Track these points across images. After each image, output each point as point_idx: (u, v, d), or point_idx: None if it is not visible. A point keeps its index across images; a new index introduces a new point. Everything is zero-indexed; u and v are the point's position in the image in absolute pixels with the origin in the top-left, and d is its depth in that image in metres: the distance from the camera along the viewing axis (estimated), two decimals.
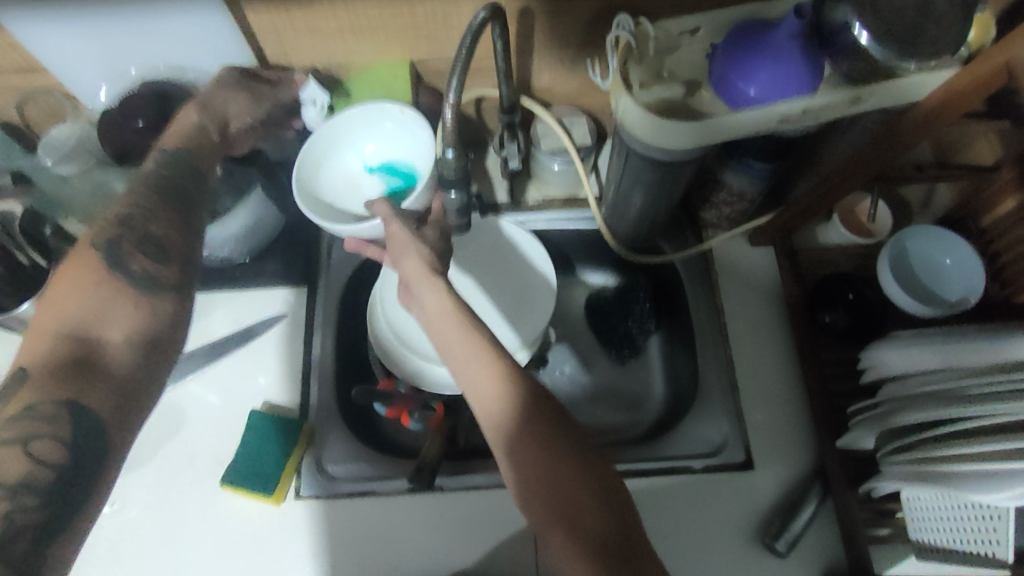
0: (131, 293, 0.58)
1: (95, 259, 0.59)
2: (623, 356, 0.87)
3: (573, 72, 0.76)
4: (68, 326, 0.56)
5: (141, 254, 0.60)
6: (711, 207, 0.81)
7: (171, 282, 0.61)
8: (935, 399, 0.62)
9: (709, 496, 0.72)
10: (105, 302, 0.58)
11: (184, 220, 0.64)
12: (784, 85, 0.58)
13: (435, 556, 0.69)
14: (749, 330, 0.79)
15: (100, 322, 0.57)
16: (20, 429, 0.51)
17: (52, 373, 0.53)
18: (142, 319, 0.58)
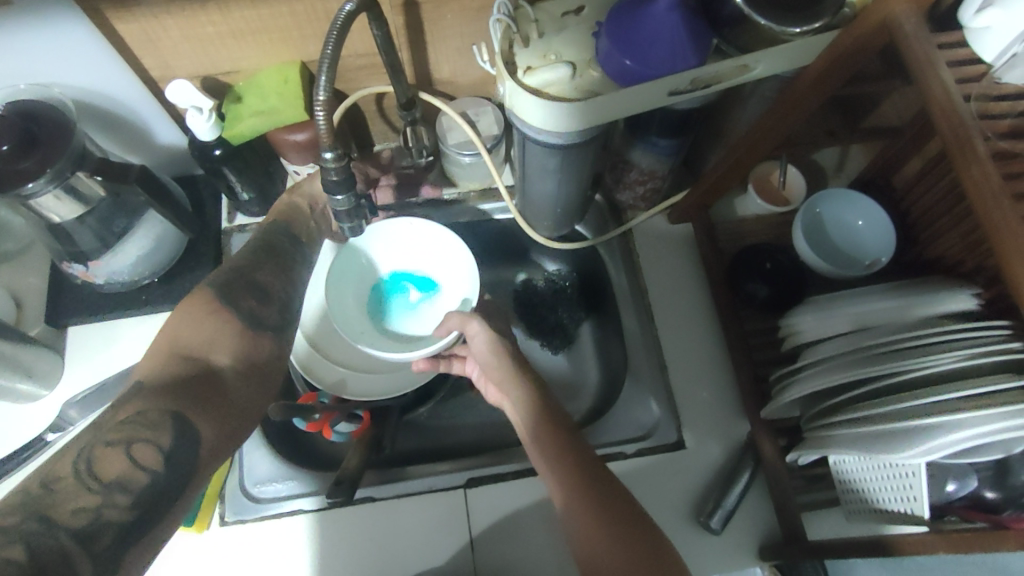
0: (240, 324, 0.60)
1: (206, 293, 0.61)
2: (558, 347, 0.87)
3: (473, 61, 0.75)
4: (183, 350, 0.56)
5: (247, 296, 0.63)
6: (625, 188, 0.80)
7: (272, 324, 0.63)
8: (847, 364, 0.61)
9: (645, 479, 0.71)
10: (215, 329, 0.59)
11: (288, 271, 0.68)
12: (669, 60, 0.56)
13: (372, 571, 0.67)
14: (675, 309, 0.78)
15: (210, 348, 0.57)
16: (126, 432, 0.50)
17: (167, 390, 0.53)
18: (247, 344, 0.60)
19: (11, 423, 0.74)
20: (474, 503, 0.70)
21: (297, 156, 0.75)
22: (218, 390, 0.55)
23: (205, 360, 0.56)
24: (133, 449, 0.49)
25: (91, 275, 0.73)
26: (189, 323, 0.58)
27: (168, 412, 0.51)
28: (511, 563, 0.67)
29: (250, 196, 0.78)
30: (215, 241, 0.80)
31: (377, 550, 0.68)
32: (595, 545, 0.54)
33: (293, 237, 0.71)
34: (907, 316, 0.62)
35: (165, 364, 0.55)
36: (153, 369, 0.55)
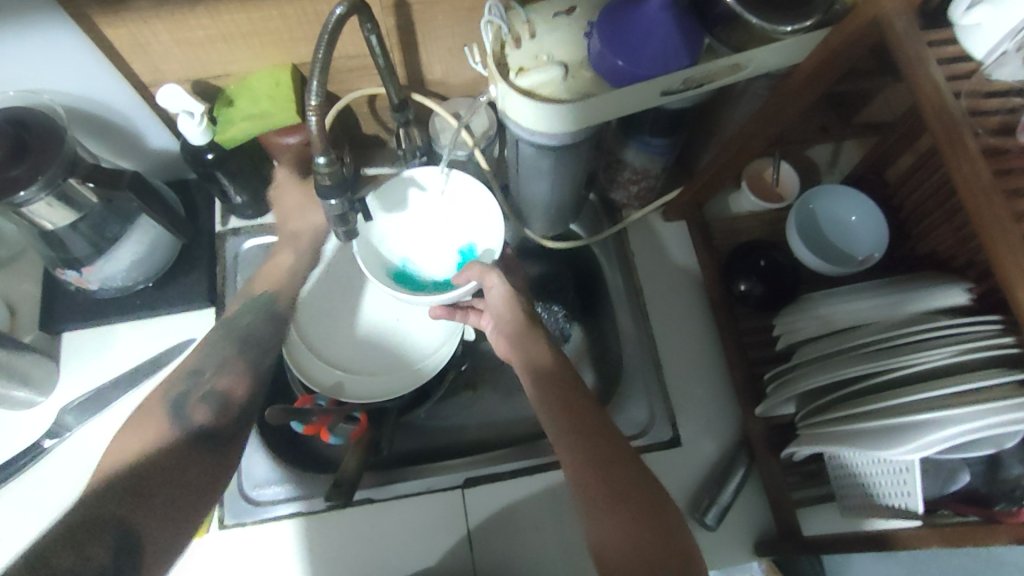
0: (167, 426, 0.60)
1: (158, 417, 0.61)
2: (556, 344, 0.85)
3: (464, 61, 0.74)
4: (117, 462, 0.57)
5: (202, 407, 0.62)
6: (619, 187, 0.80)
7: (217, 414, 0.62)
8: (841, 361, 0.62)
9: None
10: (135, 444, 0.59)
11: (246, 362, 0.66)
12: (664, 62, 0.56)
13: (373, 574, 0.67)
14: (670, 307, 0.78)
15: (138, 450, 0.58)
16: (67, 548, 0.49)
17: (103, 496, 0.53)
18: (177, 435, 0.60)
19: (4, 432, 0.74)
20: (472, 505, 0.70)
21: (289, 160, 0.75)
22: (154, 480, 0.56)
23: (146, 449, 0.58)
24: (83, 552, 0.49)
25: (84, 282, 0.73)
26: (119, 440, 0.59)
27: (104, 527, 0.51)
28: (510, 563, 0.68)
29: (243, 200, 0.78)
30: (208, 245, 0.80)
31: (376, 555, 0.68)
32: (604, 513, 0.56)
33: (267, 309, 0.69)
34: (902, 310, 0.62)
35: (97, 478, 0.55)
36: (98, 473, 0.56)
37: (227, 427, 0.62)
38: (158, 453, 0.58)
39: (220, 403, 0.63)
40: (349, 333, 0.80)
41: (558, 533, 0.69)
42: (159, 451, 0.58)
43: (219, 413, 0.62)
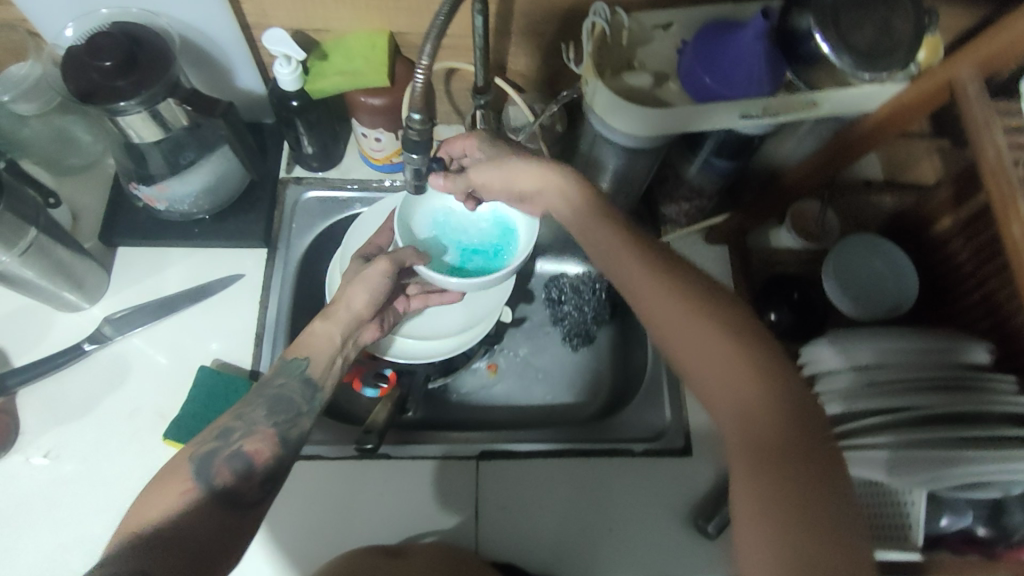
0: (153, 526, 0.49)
1: (186, 468, 0.54)
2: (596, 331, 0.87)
3: (550, 57, 0.78)
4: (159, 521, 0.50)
5: (227, 467, 0.55)
6: (671, 201, 0.83)
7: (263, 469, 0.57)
8: (868, 392, 0.64)
9: (648, 479, 0.73)
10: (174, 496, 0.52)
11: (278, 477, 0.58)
12: (742, 87, 0.60)
13: (382, 524, 0.70)
14: None
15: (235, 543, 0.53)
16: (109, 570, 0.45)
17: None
18: (189, 517, 0.51)
19: (47, 330, 0.76)
20: (484, 477, 0.72)
21: (365, 120, 0.77)
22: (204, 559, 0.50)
23: (224, 453, 0.55)
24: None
25: (154, 200, 0.75)
26: (153, 500, 0.52)
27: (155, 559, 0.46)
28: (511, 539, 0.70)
29: (313, 150, 0.81)
30: (272, 188, 0.82)
31: (388, 507, 0.70)
32: (766, 477, 0.44)
33: (305, 377, 0.62)
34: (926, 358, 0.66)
35: (186, 495, 0.53)
36: (183, 471, 0.54)
37: (290, 425, 0.60)
38: (247, 457, 0.56)
39: (289, 412, 0.60)
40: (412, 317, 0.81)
41: (562, 519, 0.71)
42: (248, 452, 0.57)
43: (285, 423, 0.60)
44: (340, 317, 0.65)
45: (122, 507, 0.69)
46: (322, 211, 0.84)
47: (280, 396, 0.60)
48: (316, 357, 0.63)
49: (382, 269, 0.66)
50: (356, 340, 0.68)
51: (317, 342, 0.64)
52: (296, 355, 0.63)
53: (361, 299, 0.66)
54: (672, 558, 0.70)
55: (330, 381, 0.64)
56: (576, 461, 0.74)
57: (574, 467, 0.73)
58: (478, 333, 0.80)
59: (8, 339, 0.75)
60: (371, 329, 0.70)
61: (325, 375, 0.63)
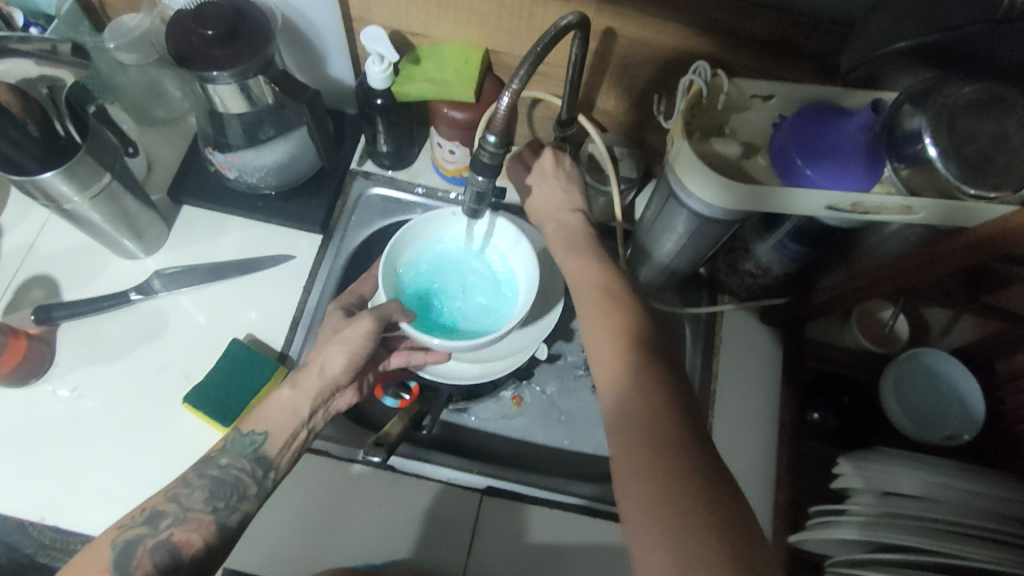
0: None
1: (108, 555, 0.55)
2: None
3: (639, 102, 0.76)
4: None
5: (150, 558, 0.55)
6: (734, 273, 0.80)
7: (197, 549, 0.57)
8: (904, 526, 0.60)
9: None
10: None
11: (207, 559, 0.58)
12: (842, 175, 0.56)
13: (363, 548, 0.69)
14: (741, 407, 0.78)
15: None
16: None
17: None
18: None
19: (102, 271, 0.78)
20: (486, 515, 0.72)
21: (442, 131, 0.77)
22: None
23: (149, 543, 0.56)
24: None
25: (225, 167, 0.76)
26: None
27: None
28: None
29: (387, 149, 0.82)
30: (339, 177, 0.83)
31: (376, 530, 0.70)
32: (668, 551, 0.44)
33: (256, 457, 0.60)
34: (977, 498, 0.61)
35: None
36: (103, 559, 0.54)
37: (232, 508, 0.59)
38: (173, 548, 0.56)
39: (230, 496, 0.59)
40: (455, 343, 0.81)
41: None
42: (175, 542, 0.56)
43: (224, 510, 0.59)
44: (311, 383, 0.63)
45: (129, 457, 0.70)
46: (383, 209, 0.84)
47: (221, 480, 0.59)
48: (273, 433, 0.61)
49: (361, 328, 0.63)
50: (327, 409, 0.65)
51: (280, 412, 0.62)
52: (251, 429, 0.61)
53: (337, 363, 0.64)
54: None
55: (286, 457, 0.62)
56: (583, 519, 0.72)
57: (579, 524, 0.71)
58: (501, 368, 0.78)
59: (66, 271, 0.77)
60: (347, 394, 0.68)
61: (281, 453, 0.61)
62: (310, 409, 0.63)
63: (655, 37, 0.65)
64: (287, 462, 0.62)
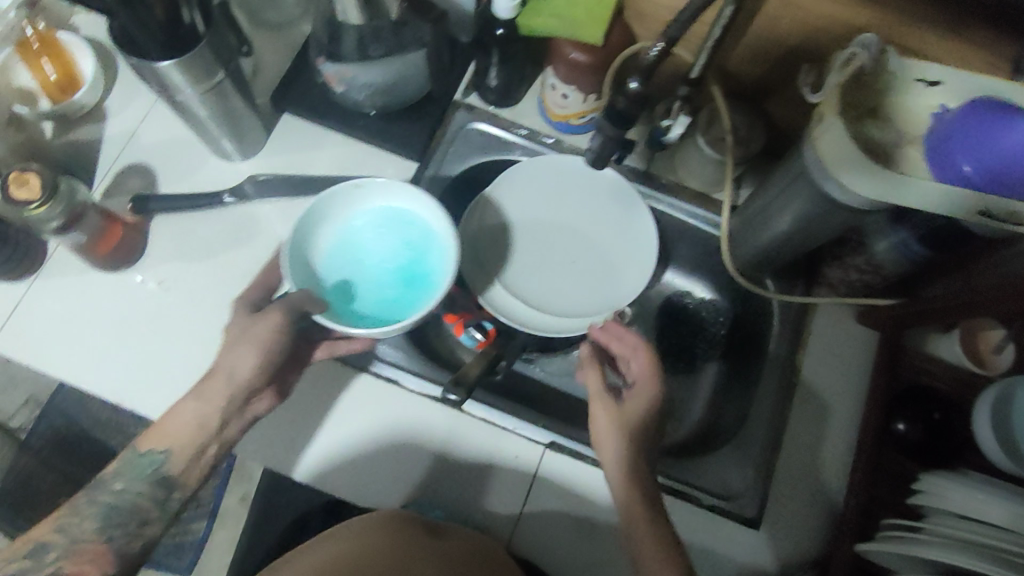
0: None
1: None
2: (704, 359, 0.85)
3: (773, 70, 0.71)
4: None
5: None
6: (838, 266, 0.76)
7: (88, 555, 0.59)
8: (984, 553, 0.57)
9: (705, 533, 0.70)
10: None
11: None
12: (1008, 179, 0.51)
13: (384, 488, 0.70)
14: (819, 403, 0.75)
15: None
16: None
17: None
18: None
19: (199, 168, 0.78)
20: (545, 470, 0.71)
21: (559, 71, 0.73)
22: None
23: None
24: None
25: (334, 80, 0.74)
26: None
27: None
28: (542, 545, 0.69)
29: (497, 84, 0.78)
30: (443, 106, 0.80)
31: (386, 473, 0.70)
32: None
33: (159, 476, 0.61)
34: None
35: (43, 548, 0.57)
36: None
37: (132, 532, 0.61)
38: None
39: (128, 523, 0.61)
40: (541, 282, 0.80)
41: (596, 547, 0.69)
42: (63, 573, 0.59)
43: (121, 537, 0.61)
44: (215, 394, 0.61)
45: (204, 356, 0.71)
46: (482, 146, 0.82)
47: (116, 507, 0.61)
48: (175, 451, 0.61)
49: (273, 322, 0.60)
50: (241, 416, 0.64)
51: (183, 433, 0.61)
52: (150, 448, 0.61)
53: (248, 366, 0.61)
54: None
55: (193, 470, 0.62)
56: None
57: None
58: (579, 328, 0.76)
59: (164, 163, 0.77)
60: (267, 399, 0.66)
61: (185, 468, 0.62)
62: (249, 379, 0.62)
63: (812, 2, 0.60)
64: (196, 472, 0.63)
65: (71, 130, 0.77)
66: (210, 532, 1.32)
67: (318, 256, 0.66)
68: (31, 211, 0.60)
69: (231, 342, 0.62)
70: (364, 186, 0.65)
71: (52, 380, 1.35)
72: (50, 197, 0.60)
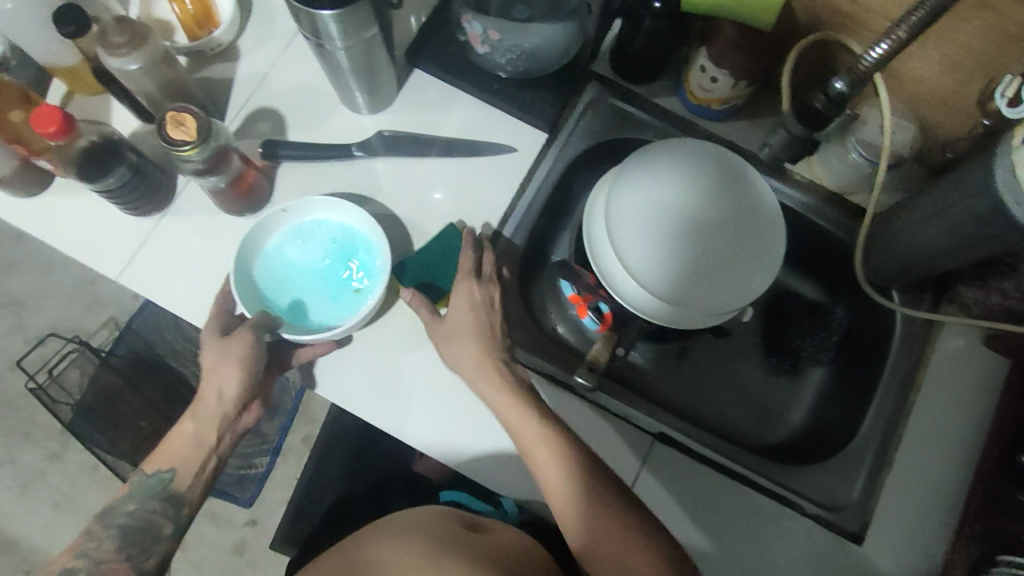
0: None
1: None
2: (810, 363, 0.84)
3: (946, 73, 0.66)
4: None
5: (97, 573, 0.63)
6: (976, 287, 0.71)
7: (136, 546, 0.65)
8: None
9: (804, 540, 0.70)
10: None
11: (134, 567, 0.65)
12: None
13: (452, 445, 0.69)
14: (932, 425, 0.73)
15: None
16: None
17: None
18: None
19: (329, 117, 0.77)
20: (652, 459, 0.71)
21: (712, 53, 0.70)
22: None
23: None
24: None
25: (478, 40, 0.72)
26: None
27: None
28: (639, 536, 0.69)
29: (639, 60, 0.75)
30: (579, 76, 0.78)
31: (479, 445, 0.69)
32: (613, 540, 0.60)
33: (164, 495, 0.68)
34: None
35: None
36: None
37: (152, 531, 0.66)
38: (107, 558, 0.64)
39: (143, 542, 0.66)
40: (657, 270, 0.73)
41: (690, 546, 0.69)
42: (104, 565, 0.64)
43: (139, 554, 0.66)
44: (212, 409, 0.68)
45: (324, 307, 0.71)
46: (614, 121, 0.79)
47: (130, 527, 0.66)
48: (180, 472, 0.68)
49: (244, 341, 0.66)
50: (234, 430, 0.72)
51: (181, 447, 0.69)
52: (157, 469, 0.68)
53: (232, 386, 0.68)
54: None
55: (197, 492, 0.69)
56: (744, 491, 0.71)
57: (738, 495, 0.71)
58: (709, 323, 0.74)
59: (293, 109, 0.76)
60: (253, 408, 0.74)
61: (191, 486, 0.69)
62: (237, 396, 0.69)
63: (1015, 7, 0.55)
64: (199, 494, 0.70)
65: (205, 66, 0.77)
66: (275, 465, 1.34)
67: (283, 251, 0.72)
68: (181, 152, 0.59)
69: (216, 366, 0.67)
70: (290, 209, 0.71)
71: (135, 301, 1.38)
72: (203, 141, 0.59)
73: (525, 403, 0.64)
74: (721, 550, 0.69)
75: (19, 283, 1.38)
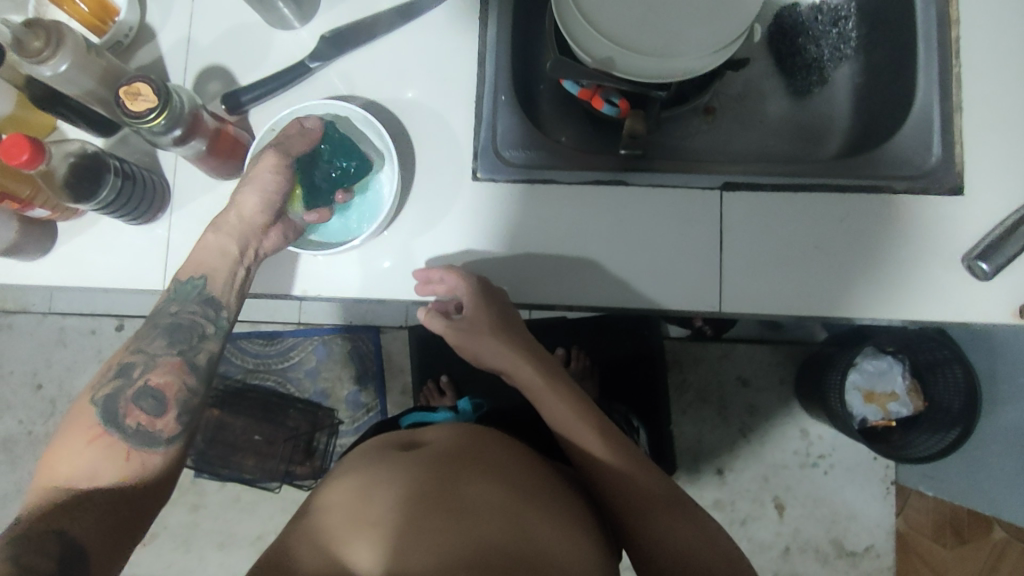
0: (122, 446, 0.59)
1: (91, 415, 0.60)
2: (836, 63, 0.80)
3: None
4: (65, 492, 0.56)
5: (137, 406, 0.61)
6: None
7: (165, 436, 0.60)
8: None
9: (911, 217, 0.67)
10: (88, 458, 0.58)
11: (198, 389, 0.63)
12: None
13: (553, 289, 0.70)
14: (984, 52, 0.69)
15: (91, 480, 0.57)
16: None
17: (60, 508, 0.54)
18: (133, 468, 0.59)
19: (270, 47, 0.73)
20: (730, 210, 0.69)
21: None
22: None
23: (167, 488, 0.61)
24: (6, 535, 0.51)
25: None
26: (70, 457, 0.58)
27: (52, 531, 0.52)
28: (751, 282, 0.68)
29: None
30: None
31: (550, 274, 0.70)
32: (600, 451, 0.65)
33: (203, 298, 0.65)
34: None
35: (97, 442, 0.59)
36: (89, 419, 0.60)
37: None
38: (154, 391, 0.61)
39: (190, 337, 0.64)
40: (649, 33, 0.67)
41: (804, 270, 0.68)
42: (154, 384, 0.61)
43: (189, 350, 0.64)
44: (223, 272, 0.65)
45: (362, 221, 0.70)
46: None
47: (176, 325, 0.64)
48: (211, 274, 0.65)
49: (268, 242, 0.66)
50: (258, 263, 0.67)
51: (210, 255, 0.65)
52: (190, 276, 0.65)
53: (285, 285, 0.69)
54: (929, 299, 0.66)
55: (232, 293, 0.66)
56: (828, 198, 0.68)
57: (824, 205, 0.68)
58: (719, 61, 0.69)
59: (236, 58, 0.73)
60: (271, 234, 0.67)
61: (225, 290, 0.65)
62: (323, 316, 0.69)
63: None
64: (236, 299, 0.67)
65: (130, 57, 0.73)
66: None
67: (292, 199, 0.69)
68: (150, 122, 0.58)
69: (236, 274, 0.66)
70: (278, 126, 0.69)
71: None
72: (166, 101, 0.58)
73: (610, 276, 0.69)
74: (833, 266, 0.67)
75: (85, 379, 1.41)
